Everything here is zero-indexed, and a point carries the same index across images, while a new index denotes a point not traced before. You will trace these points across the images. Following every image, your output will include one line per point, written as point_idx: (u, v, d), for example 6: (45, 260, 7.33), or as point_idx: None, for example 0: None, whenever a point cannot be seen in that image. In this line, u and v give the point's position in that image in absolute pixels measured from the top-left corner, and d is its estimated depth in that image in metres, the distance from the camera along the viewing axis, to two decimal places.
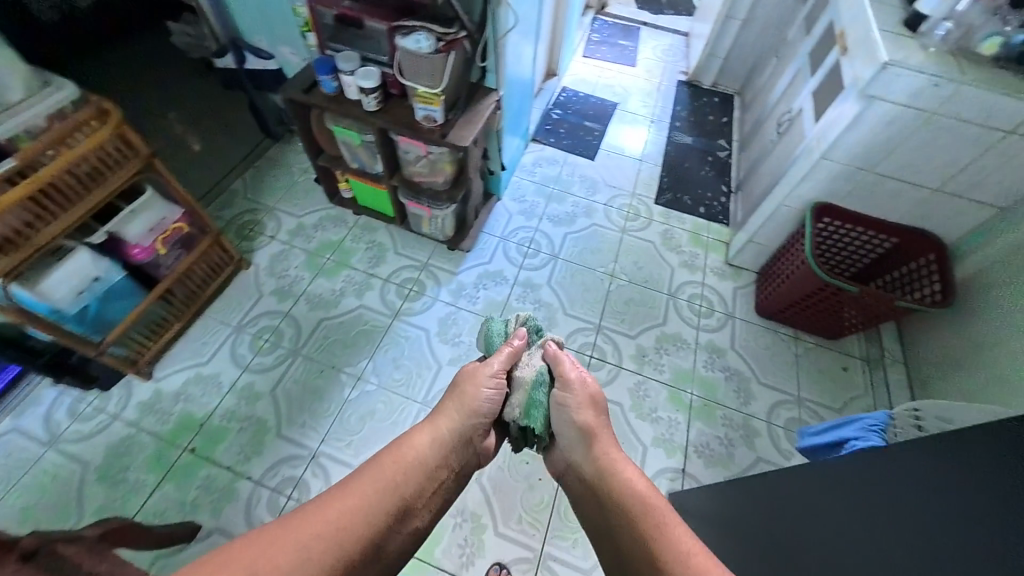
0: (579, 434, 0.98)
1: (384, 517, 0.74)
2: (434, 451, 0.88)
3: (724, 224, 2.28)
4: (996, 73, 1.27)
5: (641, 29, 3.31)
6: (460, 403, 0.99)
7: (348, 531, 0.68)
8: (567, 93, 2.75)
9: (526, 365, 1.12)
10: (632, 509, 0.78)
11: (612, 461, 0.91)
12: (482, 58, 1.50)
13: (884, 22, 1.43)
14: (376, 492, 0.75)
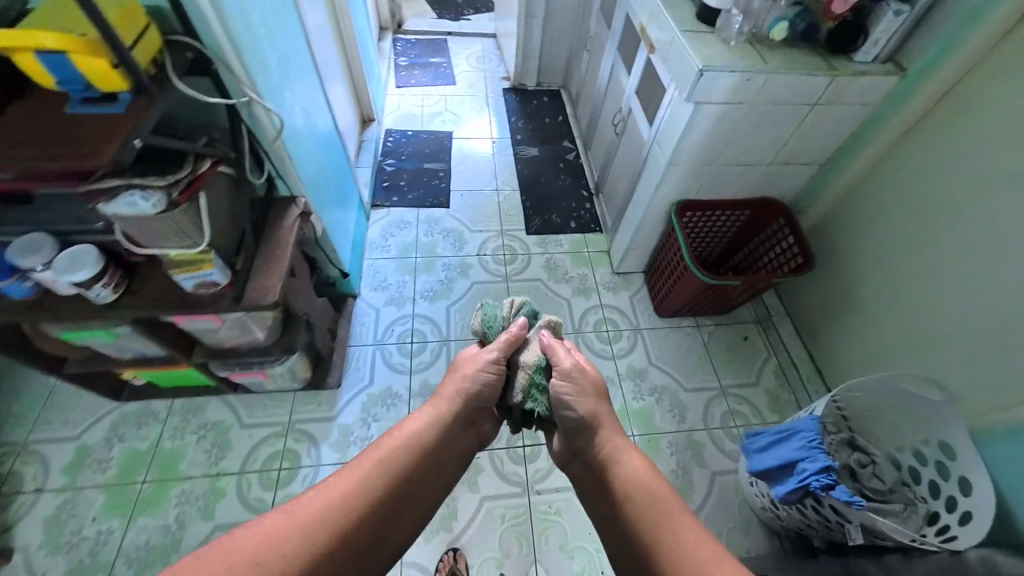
0: (583, 420, 1.05)
1: (392, 501, 0.88)
2: (432, 436, 1.01)
3: (599, 231, 2.22)
4: (792, 54, 1.28)
5: (448, 41, 3.08)
6: (462, 381, 1.11)
7: (357, 517, 0.82)
8: (394, 136, 2.44)
9: (525, 353, 1.14)
10: (631, 496, 0.91)
11: (614, 444, 1.01)
12: (258, 169, 1.12)
13: (680, 20, 1.38)
14: (380, 479, 0.88)
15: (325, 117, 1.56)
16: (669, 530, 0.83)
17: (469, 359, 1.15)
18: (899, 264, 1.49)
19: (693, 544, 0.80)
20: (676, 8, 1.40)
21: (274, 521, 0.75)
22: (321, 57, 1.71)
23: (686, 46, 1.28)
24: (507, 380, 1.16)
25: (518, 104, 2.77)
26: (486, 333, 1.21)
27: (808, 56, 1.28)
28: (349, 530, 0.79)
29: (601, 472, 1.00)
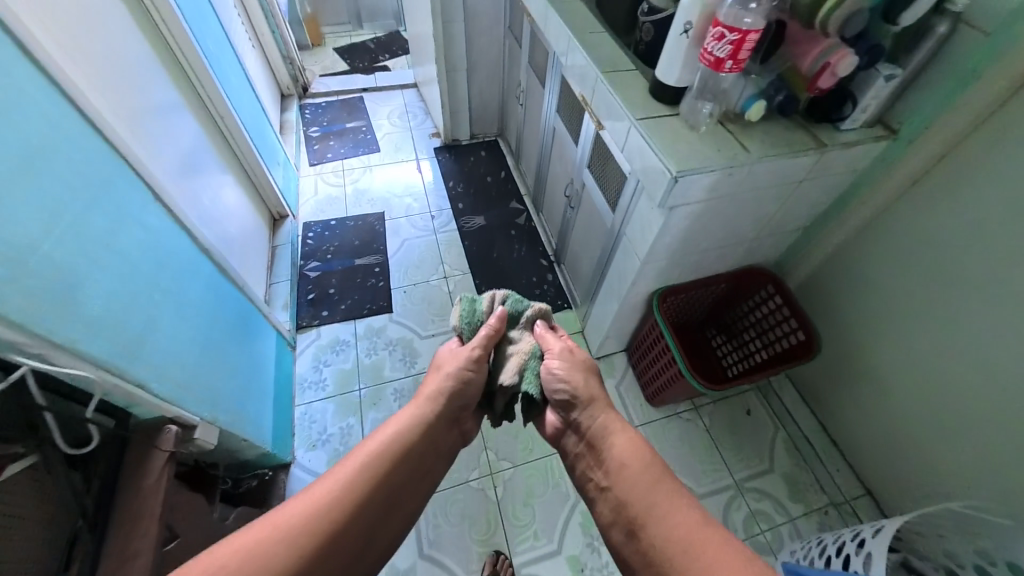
0: (569, 399, 1.01)
1: (384, 502, 0.82)
2: (419, 434, 0.93)
3: (568, 308, 1.96)
4: (770, 134, 1.05)
5: (364, 98, 2.74)
6: (447, 375, 1.01)
7: (343, 524, 0.75)
8: (315, 230, 2.10)
9: (515, 344, 1.07)
10: (624, 467, 0.87)
11: (595, 423, 0.97)
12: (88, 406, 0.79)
13: (630, 100, 1.13)
14: (365, 481, 0.81)
15: (205, 265, 1.19)
16: (655, 500, 0.79)
17: (448, 354, 1.07)
18: (912, 339, 1.28)
19: (683, 516, 0.75)
20: (623, 87, 1.16)
21: (251, 538, 0.69)
22: (190, 179, 1.34)
23: (652, 148, 1.02)
24: (492, 369, 1.07)
25: (453, 164, 2.48)
26: (463, 329, 1.11)
27: (786, 128, 1.05)
28: (333, 537, 0.73)
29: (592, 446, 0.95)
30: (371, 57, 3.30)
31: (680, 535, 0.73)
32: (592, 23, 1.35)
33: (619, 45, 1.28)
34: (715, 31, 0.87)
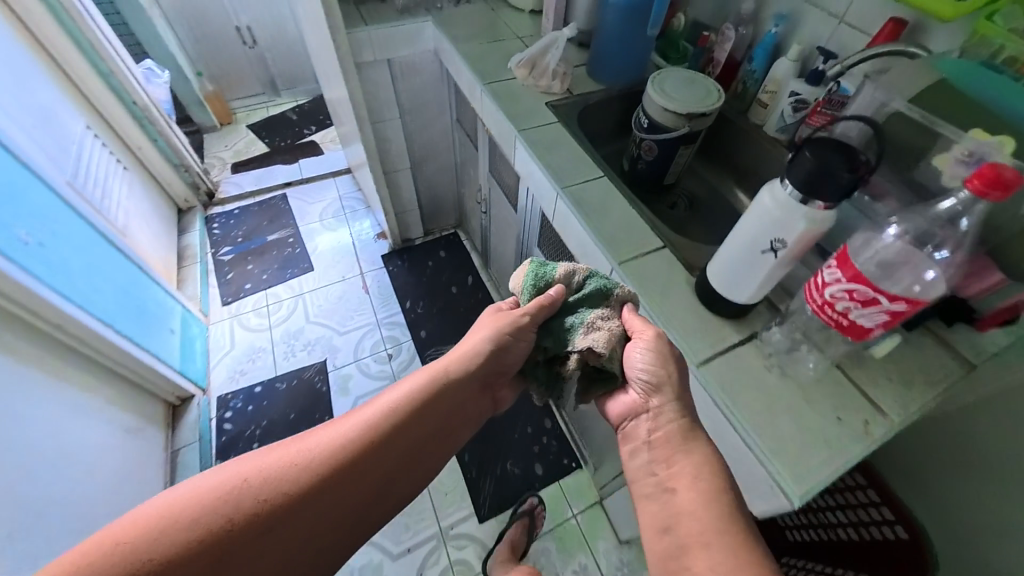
0: (647, 390, 0.65)
1: (391, 470, 0.63)
2: (449, 384, 0.70)
3: (576, 467, 1.56)
4: (899, 361, 0.68)
5: (288, 196, 2.25)
6: (489, 323, 0.73)
7: (330, 494, 0.58)
8: (234, 404, 1.58)
9: (600, 312, 0.69)
10: (684, 472, 0.58)
11: (682, 410, 0.63)
12: None
13: (676, 313, 0.74)
14: (364, 444, 0.62)
15: None
16: (707, 521, 0.52)
17: (502, 316, 0.73)
18: None
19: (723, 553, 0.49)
20: (660, 290, 0.77)
21: (197, 505, 0.52)
22: None
23: (738, 432, 0.63)
24: (559, 338, 0.71)
25: (408, 273, 2.03)
26: (528, 291, 0.75)
27: (909, 344, 0.70)
28: (314, 507, 0.57)
29: (656, 438, 0.62)
30: (294, 133, 2.79)
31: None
32: (581, 163, 0.97)
33: (630, 202, 0.90)
34: (850, 287, 0.51)
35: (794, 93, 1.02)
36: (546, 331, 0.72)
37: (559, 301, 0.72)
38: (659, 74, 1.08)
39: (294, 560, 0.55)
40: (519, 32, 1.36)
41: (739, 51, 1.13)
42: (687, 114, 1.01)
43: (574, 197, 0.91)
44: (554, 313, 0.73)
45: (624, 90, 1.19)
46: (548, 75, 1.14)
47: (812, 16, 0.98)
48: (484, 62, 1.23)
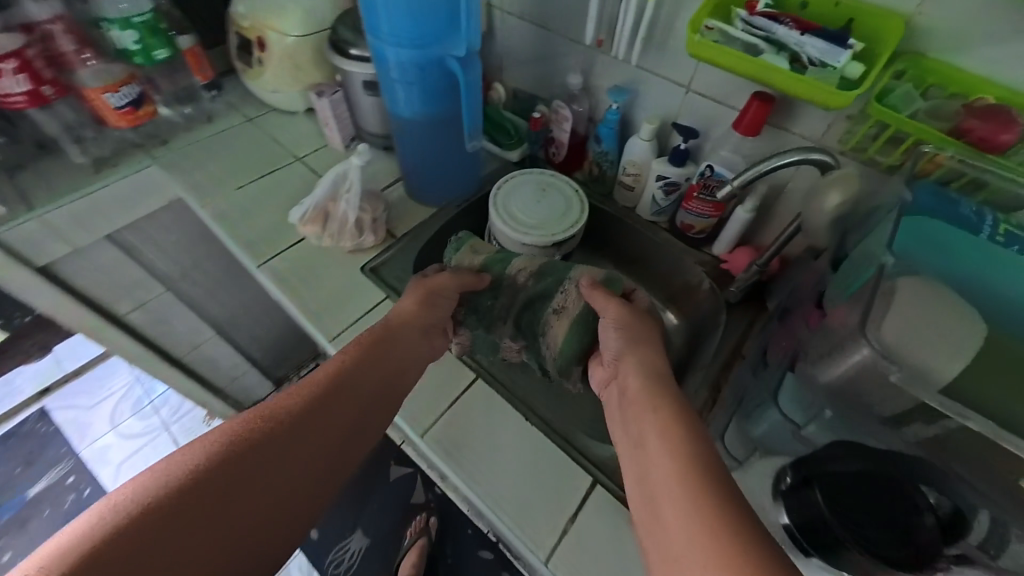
0: (627, 364, 0.52)
1: (359, 420, 0.56)
2: (403, 329, 0.61)
3: None
4: None
5: (49, 411, 1.53)
6: (419, 286, 0.65)
7: (300, 444, 0.51)
8: None
9: (559, 296, 0.66)
10: (649, 413, 0.44)
11: (652, 363, 0.51)
12: None
13: None
14: (328, 395, 0.54)
15: None
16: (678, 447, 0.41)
17: (440, 279, 0.65)
18: None
19: (688, 505, 0.36)
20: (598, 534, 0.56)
21: (138, 494, 0.43)
22: None
23: None
24: (519, 326, 0.69)
25: None
26: (488, 268, 0.69)
27: None
28: (279, 466, 0.49)
29: (627, 393, 0.49)
30: None
31: (689, 534, 0.35)
32: (439, 367, 0.70)
33: (522, 412, 0.67)
34: None
35: (661, 177, 0.83)
36: (506, 311, 0.69)
37: (520, 282, 0.68)
38: (501, 194, 0.83)
39: (267, 512, 0.47)
40: (298, 148, 0.97)
41: (581, 126, 0.92)
42: (555, 244, 0.78)
43: (463, 385, 0.69)
44: (512, 298, 0.69)
45: (463, 207, 0.90)
46: (350, 229, 0.79)
47: (653, 85, 0.78)
48: (253, 220, 0.84)
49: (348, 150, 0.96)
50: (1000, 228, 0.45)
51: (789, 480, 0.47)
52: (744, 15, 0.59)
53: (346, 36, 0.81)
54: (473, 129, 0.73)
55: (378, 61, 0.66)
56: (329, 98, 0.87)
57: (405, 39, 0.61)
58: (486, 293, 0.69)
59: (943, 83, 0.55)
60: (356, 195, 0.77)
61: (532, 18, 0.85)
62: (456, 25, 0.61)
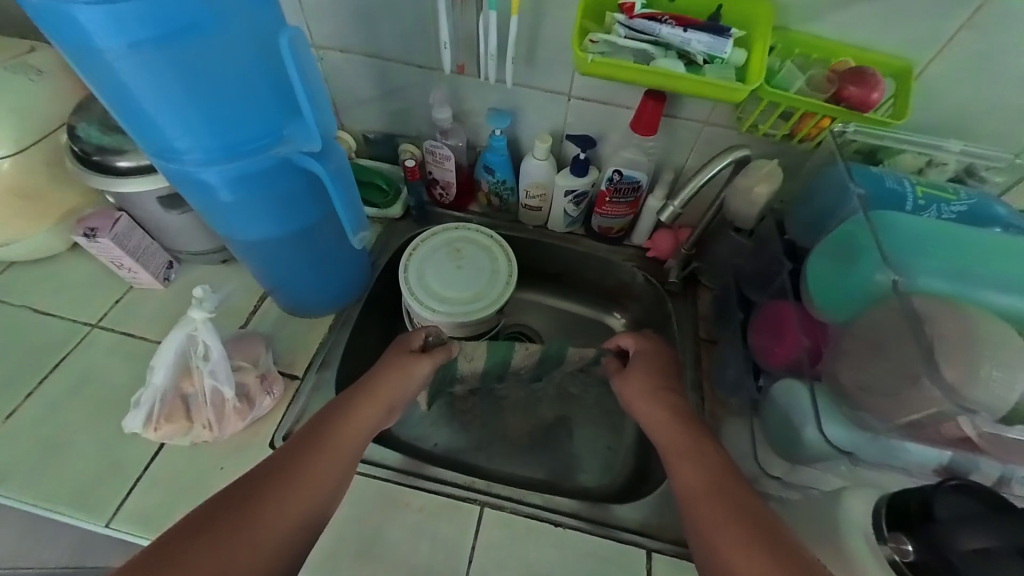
0: (660, 419, 0.54)
1: (336, 482, 0.47)
2: (379, 384, 0.55)
3: None
4: None
5: None
6: (390, 358, 0.60)
7: (262, 511, 0.41)
8: None
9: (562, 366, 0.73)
10: (687, 465, 0.48)
11: (672, 403, 0.55)
12: None
13: None
14: (296, 458, 0.46)
15: None
16: (709, 488, 0.45)
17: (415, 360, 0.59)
18: None
19: (735, 540, 0.41)
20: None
21: None
22: None
23: None
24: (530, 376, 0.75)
25: None
26: (489, 371, 0.71)
27: None
28: (228, 541, 0.39)
29: (663, 444, 0.52)
30: None
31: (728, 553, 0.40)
32: (439, 527, 0.57)
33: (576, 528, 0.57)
34: None
35: (569, 192, 0.76)
36: (516, 383, 0.76)
37: (522, 369, 0.72)
38: (414, 274, 0.69)
39: None
40: (89, 309, 0.66)
41: (463, 158, 0.80)
42: (497, 309, 0.68)
43: (473, 526, 0.57)
44: (518, 380, 0.75)
45: (365, 299, 0.73)
46: (232, 405, 0.57)
47: (532, 100, 0.72)
48: (76, 443, 0.57)
49: (170, 282, 0.69)
50: (918, 190, 0.51)
51: (913, 550, 0.36)
52: (623, 20, 0.56)
53: (100, 140, 0.57)
54: (355, 228, 0.57)
55: (187, 186, 0.48)
56: (110, 234, 0.61)
57: (216, 150, 0.44)
58: (496, 380, 0.73)
59: (806, 52, 0.57)
60: (220, 359, 0.56)
61: (368, 51, 0.70)
62: (294, 117, 0.46)
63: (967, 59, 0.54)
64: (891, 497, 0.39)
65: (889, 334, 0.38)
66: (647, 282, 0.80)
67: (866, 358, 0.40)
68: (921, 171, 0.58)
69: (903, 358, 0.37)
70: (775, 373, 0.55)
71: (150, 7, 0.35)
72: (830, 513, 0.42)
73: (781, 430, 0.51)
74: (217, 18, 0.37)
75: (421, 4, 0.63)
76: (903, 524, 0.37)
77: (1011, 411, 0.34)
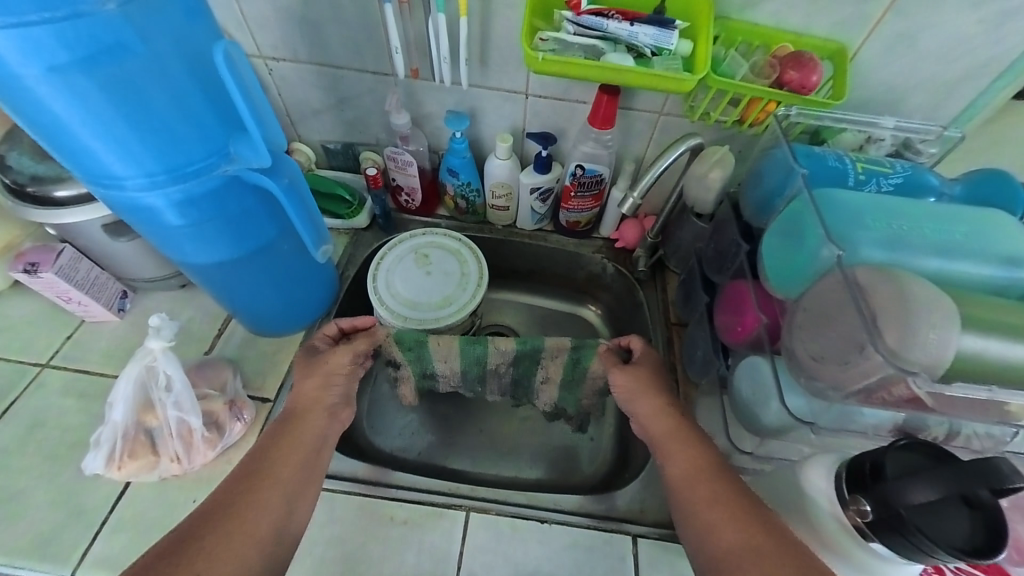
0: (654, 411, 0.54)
1: (286, 497, 0.46)
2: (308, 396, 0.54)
3: None
4: None
5: None
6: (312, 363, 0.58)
7: (211, 546, 0.41)
8: None
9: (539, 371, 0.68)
10: (683, 450, 0.49)
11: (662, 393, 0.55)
12: None
13: None
14: (240, 486, 0.46)
15: None
16: (708, 478, 0.46)
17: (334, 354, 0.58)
18: None
19: (737, 523, 0.42)
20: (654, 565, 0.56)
21: None
22: None
23: None
24: (513, 394, 0.72)
25: None
26: (467, 372, 0.68)
27: None
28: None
29: (655, 433, 0.52)
30: None
31: (731, 527, 0.42)
32: (424, 536, 0.56)
33: (573, 524, 0.58)
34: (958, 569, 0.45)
35: (534, 189, 0.76)
36: (499, 389, 0.71)
37: (499, 371, 0.68)
38: (381, 285, 0.68)
39: None
40: (38, 348, 0.63)
41: (425, 162, 0.79)
42: (470, 312, 0.68)
43: (459, 533, 0.57)
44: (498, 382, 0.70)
45: (335, 314, 0.72)
46: (200, 435, 0.55)
47: (489, 100, 0.71)
48: (37, 489, 0.54)
49: (125, 312, 0.67)
50: (858, 166, 0.53)
51: (870, 509, 0.38)
52: (570, 17, 0.57)
53: (35, 169, 0.54)
54: (317, 242, 0.56)
55: (134, 214, 0.46)
56: (53, 268, 0.57)
57: (160, 173, 0.43)
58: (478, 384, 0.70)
59: (748, 39, 0.59)
60: (183, 389, 0.54)
61: (316, 60, 0.68)
62: (239, 132, 0.45)
63: (895, 39, 0.57)
64: (850, 462, 0.40)
65: (836, 304, 0.40)
66: (617, 273, 0.82)
67: (818, 330, 0.41)
68: (861, 147, 0.61)
69: (850, 325, 0.39)
70: (739, 351, 0.57)
71: (70, 27, 0.33)
72: (797, 481, 0.44)
73: (750, 404, 0.53)
74: (146, 35, 0.36)
75: (367, 10, 0.62)
76: (859, 485, 0.39)
77: (946, 366, 0.36)
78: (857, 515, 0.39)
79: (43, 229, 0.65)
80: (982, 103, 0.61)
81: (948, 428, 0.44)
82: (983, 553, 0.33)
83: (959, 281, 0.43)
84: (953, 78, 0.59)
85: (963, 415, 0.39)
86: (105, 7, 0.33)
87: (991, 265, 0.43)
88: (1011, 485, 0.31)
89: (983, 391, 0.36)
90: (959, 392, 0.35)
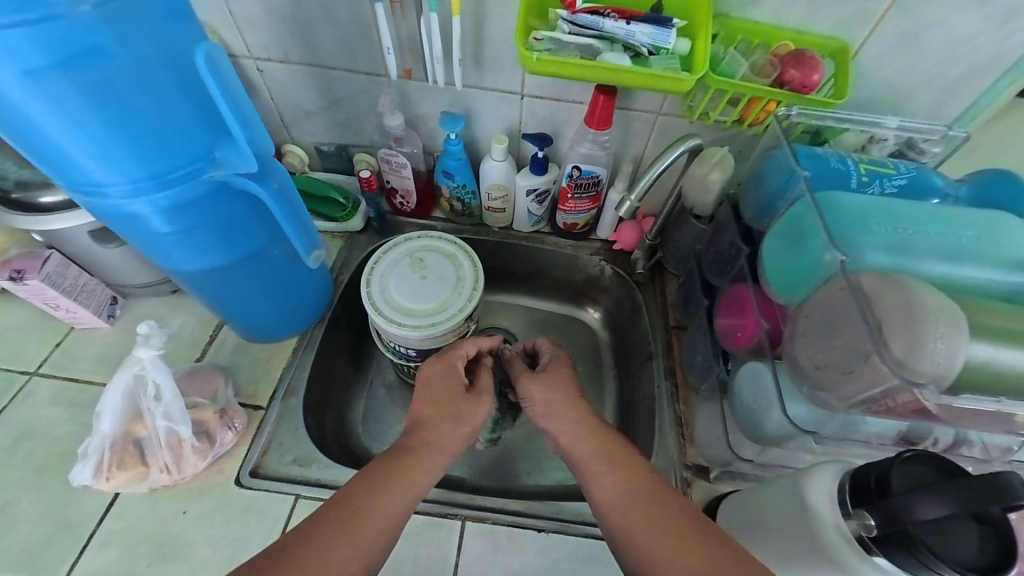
0: (573, 428, 0.51)
1: (386, 543, 0.43)
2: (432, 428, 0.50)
3: None
4: None
5: None
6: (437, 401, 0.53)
7: None
8: None
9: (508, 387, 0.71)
10: (606, 473, 0.47)
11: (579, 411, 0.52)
12: None
13: None
14: (329, 528, 0.41)
15: None
16: (638, 501, 0.45)
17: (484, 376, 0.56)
18: None
19: (687, 553, 0.40)
20: None
21: None
22: None
23: None
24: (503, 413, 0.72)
25: None
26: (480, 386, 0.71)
27: None
28: None
29: (579, 454, 0.49)
30: None
31: (674, 557, 0.41)
32: (420, 547, 0.55)
33: (569, 533, 0.57)
34: None
35: (531, 191, 0.75)
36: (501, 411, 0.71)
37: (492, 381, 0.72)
38: (376, 290, 0.67)
39: None
40: (26, 356, 0.62)
41: (421, 164, 0.78)
42: (466, 317, 0.67)
43: (456, 543, 0.56)
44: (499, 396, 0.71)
45: (328, 319, 0.71)
46: (190, 445, 0.54)
47: (483, 101, 0.70)
48: (25, 502, 0.53)
49: (115, 319, 0.66)
50: (861, 168, 0.52)
51: (874, 524, 0.36)
52: (566, 16, 0.56)
53: (19, 175, 0.53)
54: (308, 248, 0.55)
55: (120, 221, 0.45)
56: (39, 275, 0.56)
57: (145, 180, 0.42)
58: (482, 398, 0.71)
59: (748, 38, 0.58)
60: (172, 399, 0.53)
61: (308, 61, 0.67)
62: (225, 137, 0.44)
63: (897, 36, 0.55)
64: (854, 474, 0.39)
65: (840, 312, 0.39)
66: (615, 275, 0.81)
67: (821, 337, 0.40)
68: (863, 147, 0.60)
69: (855, 338, 0.37)
70: (739, 356, 0.56)
71: (44, 31, 0.32)
72: (799, 493, 0.43)
73: (751, 411, 0.52)
74: (124, 37, 0.35)
75: (359, 10, 0.60)
76: (864, 498, 0.38)
77: (954, 377, 0.35)
78: (861, 529, 0.38)
79: (30, 236, 0.64)
80: (985, 101, 0.60)
81: (953, 436, 0.43)
82: (991, 570, 0.33)
83: (966, 286, 0.41)
84: (957, 76, 0.58)
85: (970, 425, 0.38)
86: (79, 9, 0.32)
87: (997, 269, 0.42)
88: (1019, 502, 0.31)
89: (992, 402, 0.35)
90: (966, 404, 0.34)
